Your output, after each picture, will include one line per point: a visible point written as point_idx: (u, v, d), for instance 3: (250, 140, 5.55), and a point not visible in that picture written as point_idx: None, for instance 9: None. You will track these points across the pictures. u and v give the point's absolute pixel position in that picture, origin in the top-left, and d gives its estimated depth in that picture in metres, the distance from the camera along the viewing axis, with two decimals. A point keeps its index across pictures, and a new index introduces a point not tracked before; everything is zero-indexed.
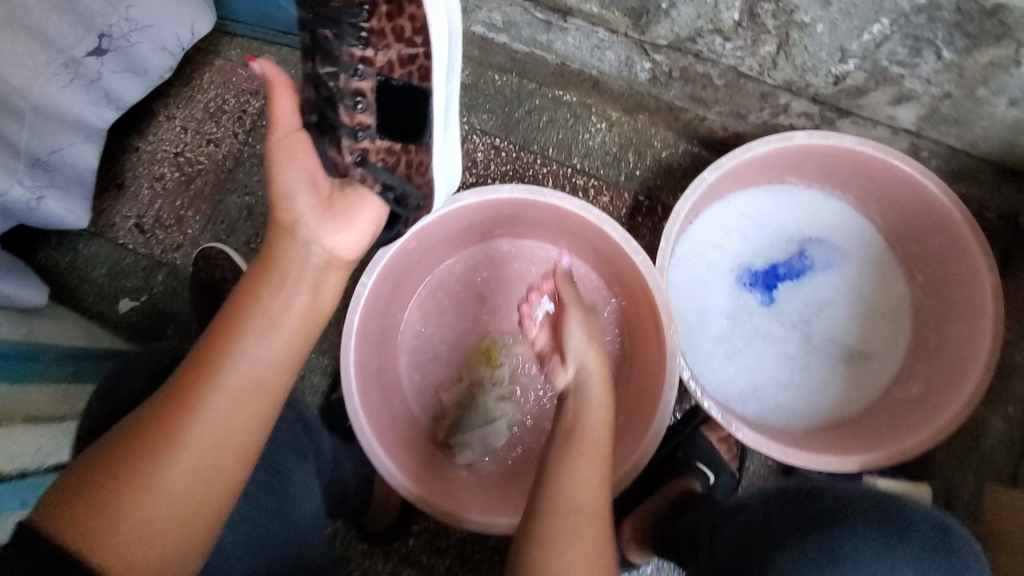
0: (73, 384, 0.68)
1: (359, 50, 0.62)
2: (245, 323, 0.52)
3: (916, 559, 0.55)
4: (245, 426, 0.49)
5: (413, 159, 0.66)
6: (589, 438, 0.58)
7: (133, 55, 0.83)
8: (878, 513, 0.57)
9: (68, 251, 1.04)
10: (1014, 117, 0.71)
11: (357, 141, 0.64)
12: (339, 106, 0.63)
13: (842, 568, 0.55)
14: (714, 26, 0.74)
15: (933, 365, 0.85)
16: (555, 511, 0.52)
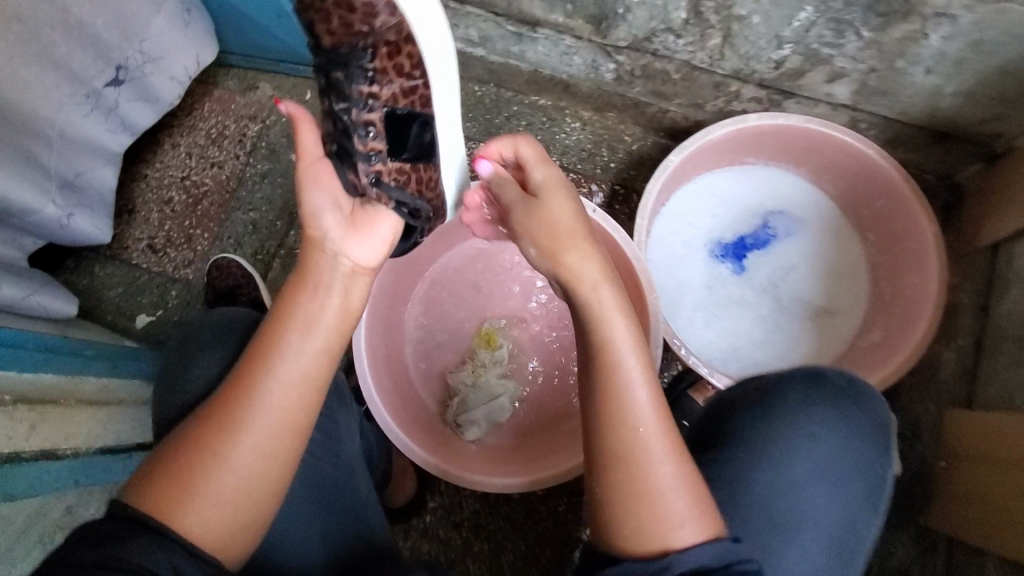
0: (115, 379, 0.76)
1: (366, 86, 0.64)
2: (289, 324, 0.58)
3: (831, 404, 0.62)
4: (294, 416, 0.56)
5: (423, 176, 0.70)
6: (636, 368, 0.54)
7: (146, 84, 0.92)
8: (796, 374, 0.63)
9: (85, 275, 1.10)
10: (933, 84, 0.80)
11: (371, 165, 0.66)
12: (353, 136, 0.66)
13: (770, 428, 0.60)
14: (666, 25, 0.84)
15: (891, 314, 0.94)
16: (628, 455, 0.52)
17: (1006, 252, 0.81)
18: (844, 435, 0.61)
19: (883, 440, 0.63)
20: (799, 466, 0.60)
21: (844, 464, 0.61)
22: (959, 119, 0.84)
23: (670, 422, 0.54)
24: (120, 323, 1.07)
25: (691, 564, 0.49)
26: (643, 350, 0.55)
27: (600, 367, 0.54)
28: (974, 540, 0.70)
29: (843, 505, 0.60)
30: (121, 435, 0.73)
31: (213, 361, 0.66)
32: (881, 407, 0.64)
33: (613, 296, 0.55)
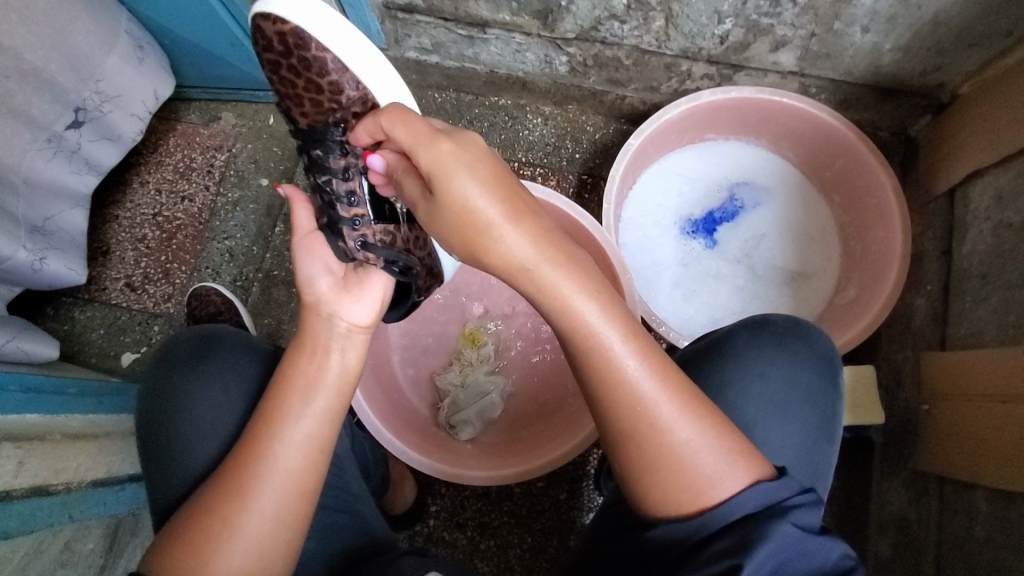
0: (99, 413, 0.76)
1: (343, 157, 0.68)
2: (291, 388, 0.60)
3: (778, 345, 0.61)
4: (301, 476, 0.58)
5: (410, 236, 0.71)
6: (622, 346, 0.52)
7: (107, 123, 0.93)
8: (744, 325, 0.63)
9: (65, 320, 1.10)
10: (871, 43, 0.83)
11: (356, 230, 0.67)
12: (337, 206, 0.68)
13: (728, 377, 0.61)
14: (609, 13, 0.87)
15: (861, 270, 0.96)
16: (644, 428, 0.52)
17: (961, 196, 0.84)
18: (793, 372, 0.61)
19: (834, 375, 0.62)
20: (749, 405, 0.60)
21: (795, 400, 0.60)
22: (901, 74, 0.87)
23: (675, 379, 0.53)
24: (105, 364, 1.07)
25: (742, 511, 0.50)
26: (623, 323, 0.53)
27: (587, 354, 0.53)
28: (958, 475, 0.72)
29: (798, 441, 0.60)
30: (113, 467, 0.74)
31: (193, 382, 0.64)
32: (829, 343, 0.64)
33: (567, 280, 0.52)
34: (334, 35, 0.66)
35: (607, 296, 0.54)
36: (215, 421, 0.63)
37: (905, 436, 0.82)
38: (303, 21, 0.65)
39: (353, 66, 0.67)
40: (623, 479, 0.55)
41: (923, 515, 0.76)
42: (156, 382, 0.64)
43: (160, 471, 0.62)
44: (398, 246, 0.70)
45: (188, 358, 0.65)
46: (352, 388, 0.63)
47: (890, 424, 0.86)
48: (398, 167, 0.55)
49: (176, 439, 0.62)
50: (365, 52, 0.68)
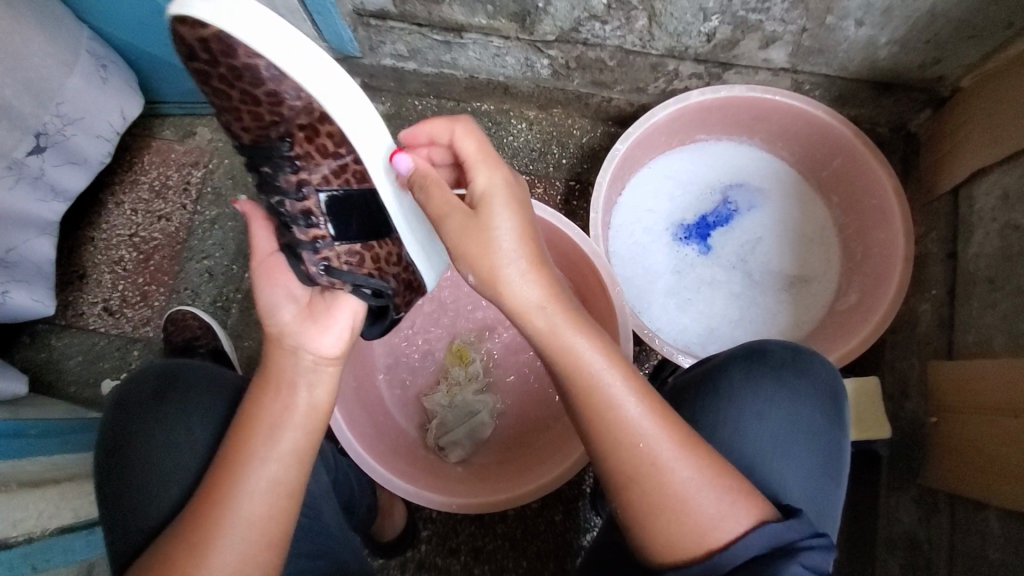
0: (67, 454, 0.75)
1: (295, 175, 0.59)
2: (256, 429, 0.57)
3: (774, 377, 0.59)
4: (270, 522, 0.55)
5: (380, 253, 0.66)
6: (618, 385, 0.50)
7: (70, 146, 0.91)
8: (738, 353, 0.60)
9: (42, 348, 1.07)
10: (866, 36, 0.78)
11: (318, 253, 0.63)
12: (294, 227, 0.62)
13: (721, 409, 0.58)
14: (589, 13, 0.82)
15: (862, 273, 0.91)
16: (640, 469, 0.49)
17: (966, 195, 0.80)
18: (791, 406, 0.58)
19: (836, 408, 0.59)
20: (747, 443, 0.56)
21: (796, 437, 0.57)
22: (899, 67, 0.83)
23: (671, 417, 0.50)
24: (85, 392, 1.05)
25: (747, 555, 0.46)
26: (621, 364, 0.51)
27: (580, 394, 0.50)
28: (968, 494, 0.68)
29: (803, 483, 0.56)
30: (80, 511, 0.72)
31: (154, 420, 0.62)
32: (830, 372, 0.61)
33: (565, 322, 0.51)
34: (261, 32, 0.52)
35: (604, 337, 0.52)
36: (178, 460, 0.61)
37: (913, 451, 0.79)
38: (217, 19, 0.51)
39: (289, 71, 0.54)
40: (623, 526, 0.51)
41: (934, 535, 0.72)
42: (117, 421, 0.63)
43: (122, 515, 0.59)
44: (367, 266, 0.65)
45: (150, 395, 0.63)
46: (321, 425, 0.61)
47: (897, 437, 0.83)
48: (427, 179, 0.54)
49: (142, 479, 0.60)
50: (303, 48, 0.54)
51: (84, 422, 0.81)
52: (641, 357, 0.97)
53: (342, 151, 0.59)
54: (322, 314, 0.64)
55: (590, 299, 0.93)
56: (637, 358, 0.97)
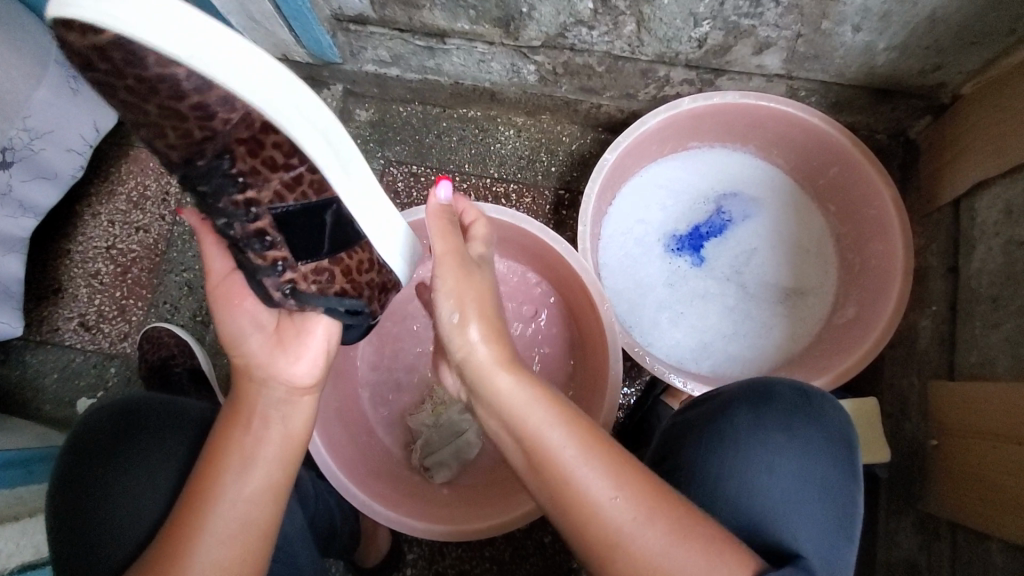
0: (28, 486, 0.75)
1: (241, 194, 0.55)
2: (223, 464, 0.55)
3: (785, 426, 0.61)
4: (238, 565, 0.52)
5: (351, 265, 0.62)
6: (570, 451, 0.49)
7: (40, 161, 0.88)
8: (747, 395, 0.63)
9: (17, 365, 1.04)
10: (864, 41, 0.75)
11: (280, 275, 0.59)
12: (248, 250, 0.58)
13: (729, 448, 0.59)
14: (575, 18, 0.79)
15: (860, 286, 0.88)
16: (607, 542, 0.46)
17: (967, 208, 0.77)
18: (804, 457, 0.59)
19: (846, 456, 0.61)
20: (762, 495, 0.57)
21: (811, 489, 0.58)
22: (898, 74, 0.79)
23: (636, 474, 0.48)
24: (62, 412, 1.02)
25: None
26: (572, 428, 0.51)
27: (538, 452, 0.50)
28: (971, 523, 0.66)
29: (822, 538, 0.56)
30: (43, 547, 0.71)
31: (121, 453, 0.65)
32: (841, 416, 0.64)
33: (515, 392, 0.53)
34: (186, 39, 0.46)
35: (556, 404, 0.52)
36: (143, 492, 0.64)
37: (915, 474, 0.77)
38: (132, 27, 0.44)
39: (225, 80, 0.48)
40: None
41: (936, 562, 0.71)
42: (83, 454, 0.66)
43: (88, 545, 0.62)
44: (337, 282, 0.61)
45: (117, 429, 0.67)
46: (297, 460, 0.59)
47: (896, 458, 0.81)
48: (441, 220, 0.61)
49: (111, 509, 0.63)
50: (237, 53, 0.49)
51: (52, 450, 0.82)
52: (633, 373, 0.95)
53: (294, 163, 0.55)
54: (292, 339, 0.63)
55: (579, 311, 0.90)
56: (629, 374, 0.95)
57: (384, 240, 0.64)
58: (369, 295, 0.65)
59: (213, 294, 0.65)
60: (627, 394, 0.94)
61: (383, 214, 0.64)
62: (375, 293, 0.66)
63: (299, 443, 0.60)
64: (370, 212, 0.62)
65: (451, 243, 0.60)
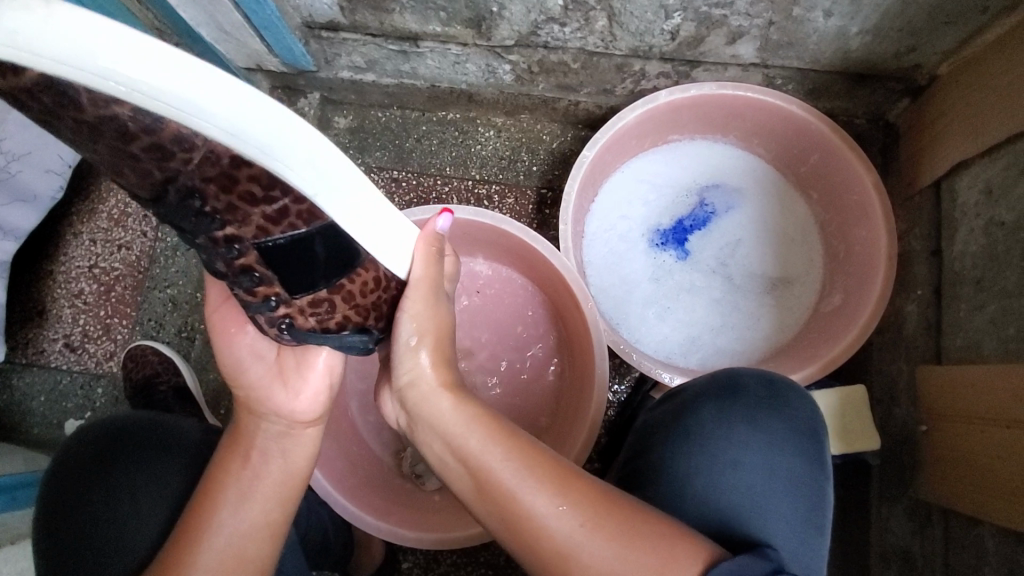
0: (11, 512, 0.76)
1: (222, 231, 0.52)
2: (220, 498, 0.56)
3: (749, 420, 0.61)
4: None
5: (353, 289, 0.59)
6: (512, 475, 0.51)
7: (17, 184, 0.88)
8: (711, 389, 0.63)
9: (4, 389, 1.04)
10: (837, 26, 0.74)
11: (275, 311, 0.58)
12: (239, 288, 0.56)
13: (694, 443, 0.60)
14: (546, 16, 0.78)
15: (846, 272, 0.88)
16: (556, 560, 0.48)
17: (948, 189, 0.77)
18: (770, 451, 0.60)
19: (813, 448, 0.61)
20: (726, 491, 0.57)
21: (776, 483, 0.59)
22: (874, 58, 0.79)
23: (579, 488, 0.50)
24: (50, 434, 1.02)
25: None
26: (512, 452, 0.53)
27: (483, 473, 0.52)
28: (961, 507, 0.66)
29: (787, 533, 0.56)
30: None
31: (109, 482, 0.64)
32: (808, 406, 0.64)
33: (458, 419, 0.56)
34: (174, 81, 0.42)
35: (496, 429, 0.55)
36: (137, 519, 0.63)
37: (906, 460, 0.77)
38: (104, 68, 0.40)
39: (208, 123, 0.44)
40: None
41: (929, 549, 0.72)
42: (70, 487, 0.65)
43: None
44: (338, 310, 0.59)
45: (103, 456, 0.66)
46: (294, 492, 0.60)
47: (887, 444, 0.81)
48: (430, 248, 0.63)
49: (97, 532, 0.63)
50: (228, 96, 0.44)
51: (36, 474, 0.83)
52: (621, 370, 0.94)
53: (277, 195, 0.51)
54: (291, 368, 0.64)
55: (564, 311, 0.89)
56: (618, 372, 0.94)
57: (387, 249, 0.60)
58: (376, 316, 0.62)
59: (212, 319, 0.66)
60: (616, 391, 0.93)
61: (387, 221, 0.59)
62: (384, 310, 0.63)
63: (296, 470, 0.61)
64: (369, 224, 0.57)
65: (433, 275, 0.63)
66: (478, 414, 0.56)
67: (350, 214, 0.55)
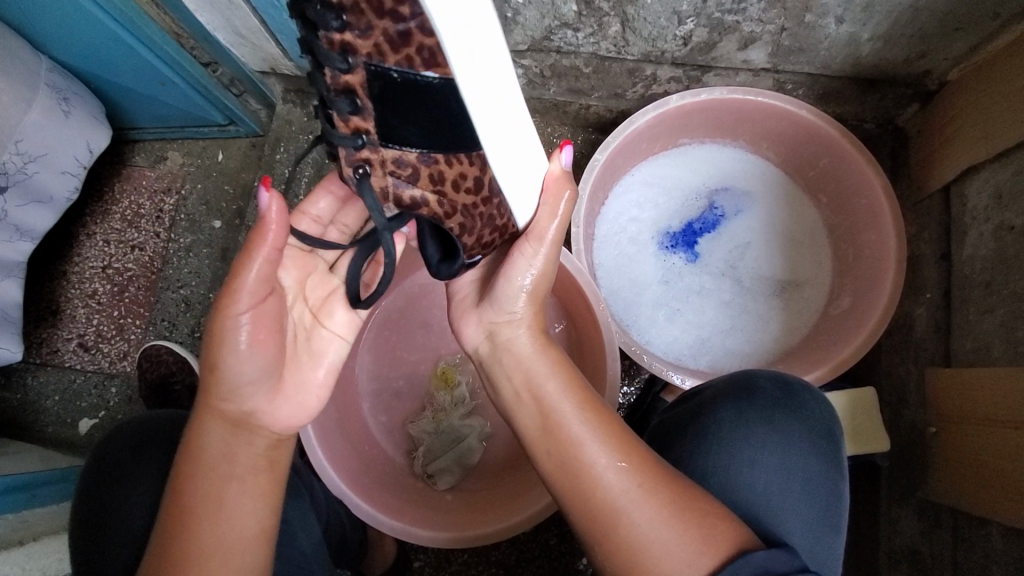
0: (34, 510, 0.78)
1: (339, 34, 0.46)
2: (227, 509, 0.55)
3: (767, 419, 0.61)
4: None
5: (448, 173, 0.54)
6: (579, 426, 0.54)
7: (34, 184, 0.90)
8: (727, 390, 0.64)
9: (20, 389, 1.05)
10: (847, 33, 0.75)
11: (358, 152, 0.52)
12: (332, 110, 0.51)
13: (713, 439, 0.61)
14: (560, 21, 0.79)
15: (855, 275, 0.88)
16: (602, 513, 0.50)
17: (958, 194, 0.78)
18: (786, 452, 0.61)
19: (829, 446, 0.63)
20: (742, 491, 0.58)
21: (791, 483, 0.60)
22: (883, 63, 0.80)
23: (640, 450, 0.53)
24: (63, 433, 1.03)
25: None
26: (585, 408, 0.55)
27: (551, 423, 0.55)
28: (971, 508, 0.68)
29: (802, 532, 0.58)
30: None
31: (134, 481, 0.66)
32: (825, 405, 0.65)
33: (545, 364, 0.60)
34: None
35: (576, 385, 0.58)
36: (155, 521, 0.64)
37: (913, 461, 0.78)
38: None
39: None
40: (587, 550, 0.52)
41: (936, 549, 0.73)
42: (95, 485, 0.66)
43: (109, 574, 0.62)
44: (419, 187, 0.54)
45: (125, 458, 0.67)
46: None
47: (896, 446, 0.82)
48: (560, 190, 0.61)
49: (119, 531, 0.64)
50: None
51: (62, 472, 0.85)
52: (632, 371, 0.96)
53: (405, 12, 0.44)
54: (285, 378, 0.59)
55: (575, 314, 0.90)
56: (628, 372, 0.95)
57: (511, 174, 0.56)
58: (458, 219, 0.57)
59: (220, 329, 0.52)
60: (626, 392, 0.95)
61: (523, 142, 0.55)
62: (470, 223, 0.58)
63: None
64: (504, 139, 0.53)
65: (558, 234, 0.61)
66: (563, 366, 0.60)
67: (489, 122, 0.50)
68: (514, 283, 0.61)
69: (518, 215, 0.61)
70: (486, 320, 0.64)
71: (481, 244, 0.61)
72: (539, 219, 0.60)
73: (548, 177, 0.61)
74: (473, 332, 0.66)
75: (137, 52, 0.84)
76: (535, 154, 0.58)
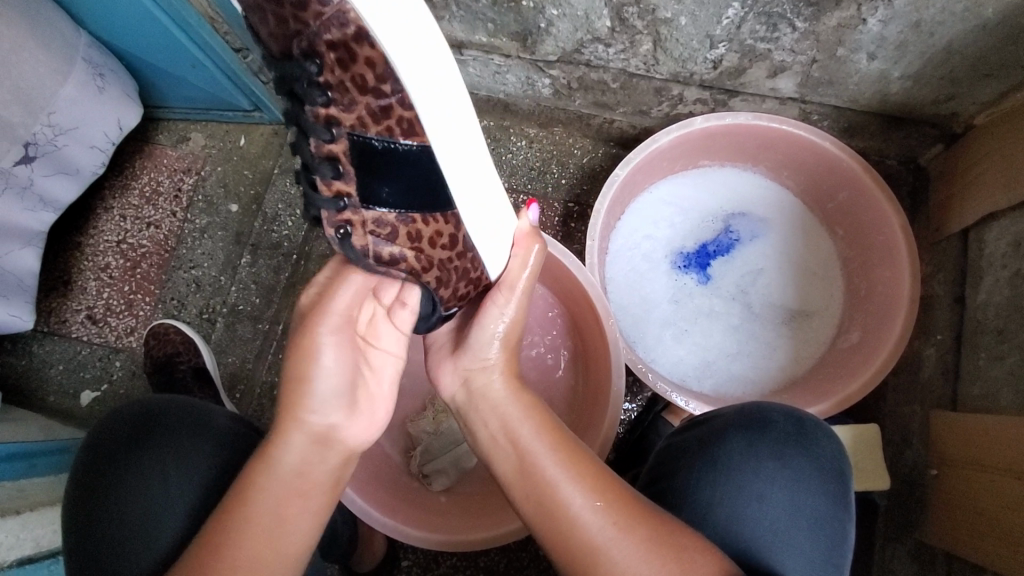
0: (27, 479, 0.78)
1: (324, 109, 0.49)
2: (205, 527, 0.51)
3: (777, 456, 0.61)
4: None
5: (425, 230, 0.55)
6: (556, 469, 0.53)
7: (62, 156, 0.91)
8: (739, 421, 0.63)
9: (25, 354, 1.06)
10: (877, 70, 0.75)
11: (339, 213, 0.52)
12: (315, 176, 0.52)
13: (720, 471, 0.61)
14: (592, 35, 0.79)
15: (865, 312, 0.88)
16: (582, 555, 0.49)
17: (976, 238, 0.78)
18: (794, 489, 0.61)
19: (836, 489, 0.62)
20: (748, 523, 0.59)
21: (797, 519, 0.60)
22: (911, 103, 0.80)
23: (619, 491, 0.52)
24: (65, 403, 1.03)
25: None
26: (561, 449, 0.55)
27: (529, 466, 0.54)
28: (967, 554, 0.68)
29: (804, 569, 0.58)
30: (42, 541, 0.74)
31: (133, 461, 0.66)
32: (835, 448, 0.64)
33: (517, 408, 0.59)
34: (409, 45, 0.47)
35: (551, 428, 0.57)
36: (150, 501, 0.64)
37: (911, 503, 0.78)
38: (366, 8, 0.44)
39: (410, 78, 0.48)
40: None
41: None
42: (94, 461, 0.66)
43: (102, 551, 0.63)
44: (398, 244, 0.55)
45: (127, 437, 0.67)
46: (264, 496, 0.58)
47: (895, 485, 0.82)
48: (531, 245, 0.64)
49: (116, 507, 0.64)
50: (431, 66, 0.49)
51: (56, 445, 0.85)
52: (634, 388, 0.96)
53: (386, 90, 0.48)
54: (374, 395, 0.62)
55: (584, 328, 0.90)
56: (631, 390, 0.95)
57: (480, 226, 0.59)
58: (435, 274, 0.58)
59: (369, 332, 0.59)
60: (628, 409, 0.95)
61: (494, 195, 0.60)
62: (447, 276, 0.59)
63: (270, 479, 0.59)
64: (474, 188, 0.56)
65: (529, 282, 0.64)
66: (537, 410, 0.59)
67: (462, 176, 0.55)
68: (486, 330, 0.63)
69: (490, 268, 0.63)
70: (461, 367, 0.64)
71: (458, 297, 0.62)
72: (512, 269, 0.63)
73: (517, 233, 0.64)
74: (449, 380, 0.65)
75: (172, 33, 0.85)
76: (507, 217, 0.63)
